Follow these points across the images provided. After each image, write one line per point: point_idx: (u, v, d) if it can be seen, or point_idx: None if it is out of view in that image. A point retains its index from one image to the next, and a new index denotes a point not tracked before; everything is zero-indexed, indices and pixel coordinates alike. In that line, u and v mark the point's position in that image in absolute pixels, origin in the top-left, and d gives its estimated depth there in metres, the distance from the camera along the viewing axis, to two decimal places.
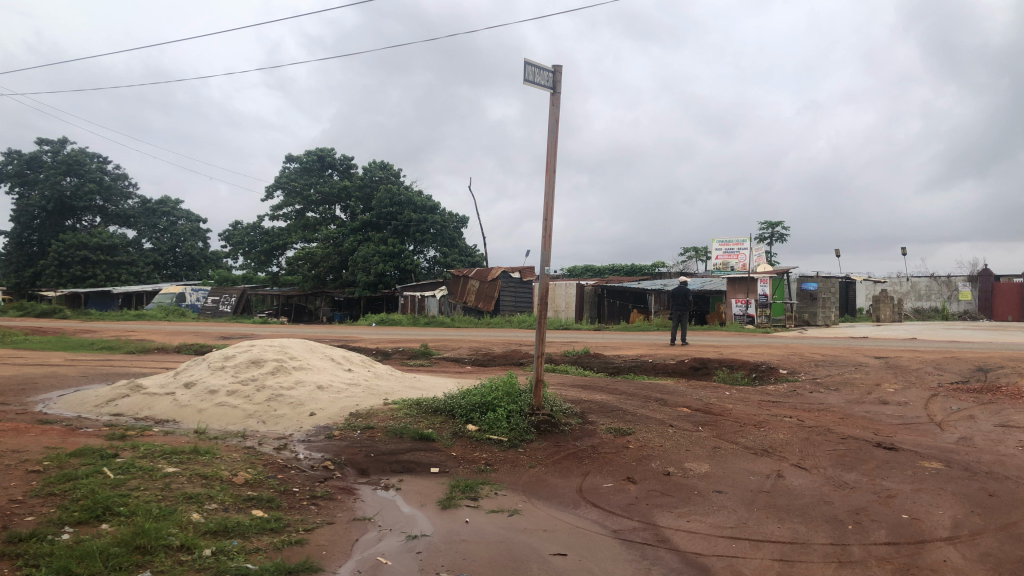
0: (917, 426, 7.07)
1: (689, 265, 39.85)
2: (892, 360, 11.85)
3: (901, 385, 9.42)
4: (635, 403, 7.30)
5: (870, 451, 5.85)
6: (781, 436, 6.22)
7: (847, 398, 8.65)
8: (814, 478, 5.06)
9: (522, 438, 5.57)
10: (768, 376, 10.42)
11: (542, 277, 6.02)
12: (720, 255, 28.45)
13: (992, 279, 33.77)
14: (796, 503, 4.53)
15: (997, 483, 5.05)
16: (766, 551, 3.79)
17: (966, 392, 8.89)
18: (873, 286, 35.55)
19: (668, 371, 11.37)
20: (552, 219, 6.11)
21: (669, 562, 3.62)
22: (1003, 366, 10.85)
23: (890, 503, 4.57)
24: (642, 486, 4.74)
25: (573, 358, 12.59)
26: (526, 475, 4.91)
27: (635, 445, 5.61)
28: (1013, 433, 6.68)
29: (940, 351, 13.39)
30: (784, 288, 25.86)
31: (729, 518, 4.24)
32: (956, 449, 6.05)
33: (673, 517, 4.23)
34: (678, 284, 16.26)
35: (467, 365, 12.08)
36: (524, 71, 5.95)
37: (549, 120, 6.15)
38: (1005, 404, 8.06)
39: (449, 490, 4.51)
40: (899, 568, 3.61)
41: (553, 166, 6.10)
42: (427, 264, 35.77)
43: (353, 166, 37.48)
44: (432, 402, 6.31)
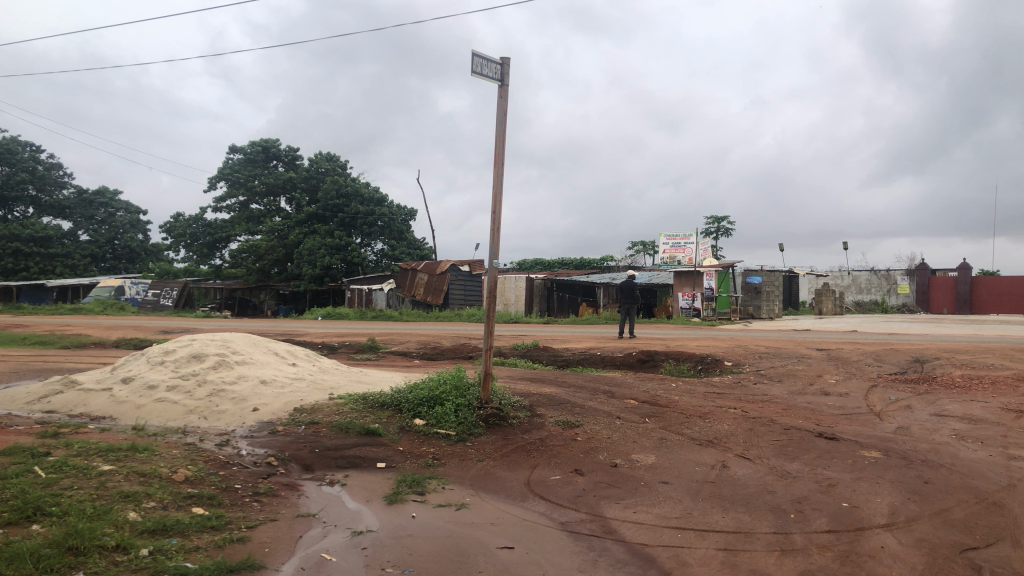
0: (857, 417, 7.24)
1: (638, 259, 40.23)
2: (833, 351, 12.13)
3: (842, 376, 9.66)
4: (584, 395, 7.34)
5: (812, 441, 5.97)
6: (726, 427, 6.31)
7: (790, 389, 8.84)
8: (757, 468, 5.15)
9: (470, 432, 5.57)
10: (715, 368, 10.54)
11: (490, 270, 5.97)
12: (666, 248, 28.61)
13: (929, 273, 34.96)
14: (740, 493, 4.60)
15: (933, 470, 5.20)
16: (711, 540, 3.84)
17: (904, 383, 9.16)
18: (816, 280, 36.09)
19: (616, 363, 11.45)
20: (500, 213, 6.09)
21: (616, 554, 3.65)
22: (939, 358, 11.19)
23: (831, 491, 4.67)
24: (589, 477, 4.78)
25: (522, 351, 12.61)
26: (474, 469, 4.90)
27: (583, 437, 5.64)
28: (948, 422, 6.90)
29: (879, 343, 13.75)
30: (730, 280, 26.12)
31: (675, 508, 4.29)
32: (894, 438, 6.21)
33: (620, 509, 4.26)
34: (627, 278, 16.39)
35: (415, 359, 12.00)
36: (472, 62, 5.91)
37: (497, 112, 6.13)
38: (941, 394, 8.31)
39: (396, 485, 4.48)
40: (839, 555, 3.69)
41: (502, 161, 6.09)
42: (375, 257, 35.56)
43: (298, 157, 36.93)
44: (378, 396, 6.27)
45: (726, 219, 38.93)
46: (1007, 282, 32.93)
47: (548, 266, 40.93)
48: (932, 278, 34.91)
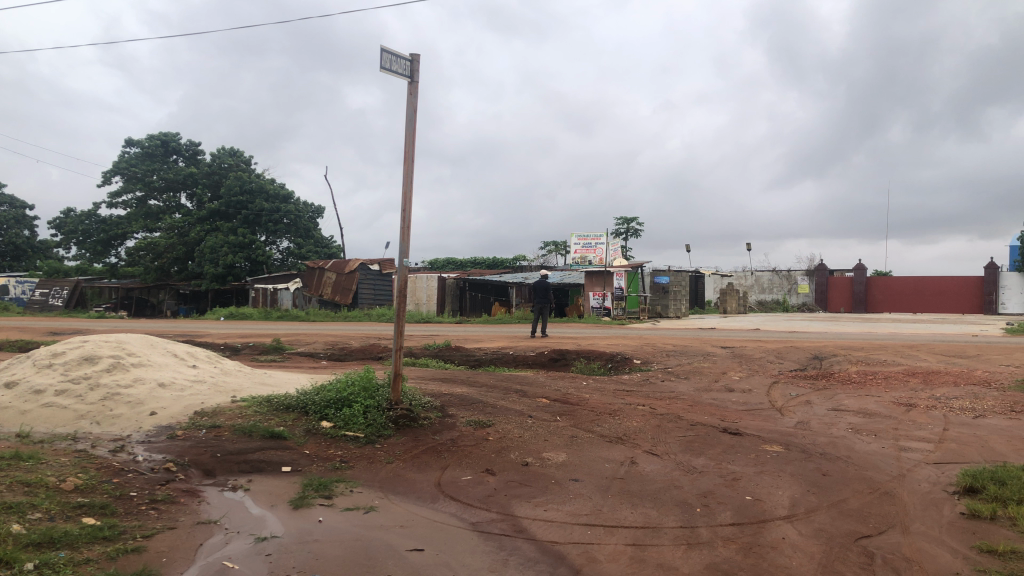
0: (760, 412, 7.47)
1: (550, 259, 40.63)
2: (736, 349, 12.50)
3: (745, 373, 9.96)
4: (495, 395, 7.35)
5: (718, 437, 6.13)
6: (634, 424, 6.42)
7: (696, 385, 9.06)
8: (665, 464, 5.26)
9: (379, 434, 5.50)
10: (625, 366, 10.72)
11: (401, 268, 5.90)
12: (577, 249, 28.89)
13: (827, 273, 36.36)
14: (648, 489, 4.69)
15: (831, 463, 5.40)
16: (620, 536, 3.89)
17: (803, 379, 9.52)
18: (721, 279, 37.25)
19: (528, 362, 11.51)
20: (410, 210, 6.04)
21: (527, 552, 3.66)
22: (836, 355, 11.65)
23: (735, 485, 4.80)
24: (501, 477, 4.78)
25: (433, 351, 12.51)
26: (383, 471, 4.84)
27: (494, 437, 5.64)
28: (843, 416, 7.21)
29: (781, 341, 14.22)
30: (637, 279, 26.62)
31: (585, 505, 4.33)
32: (794, 433, 6.43)
33: (531, 507, 4.28)
34: (539, 278, 16.50)
35: (323, 360, 11.79)
36: (381, 57, 5.83)
37: (407, 109, 6.08)
38: (837, 390, 8.66)
39: (301, 489, 4.39)
40: (742, 547, 3.79)
41: (412, 157, 6.04)
42: (280, 255, 35.01)
43: (200, 152, 35.79)
44: (283, 398, 6.13)
45: (634, 220, 39.71)
46: (898, 282, 34.58)
47: (460, 266, 40.87)
48: (830, 278, 36.31)
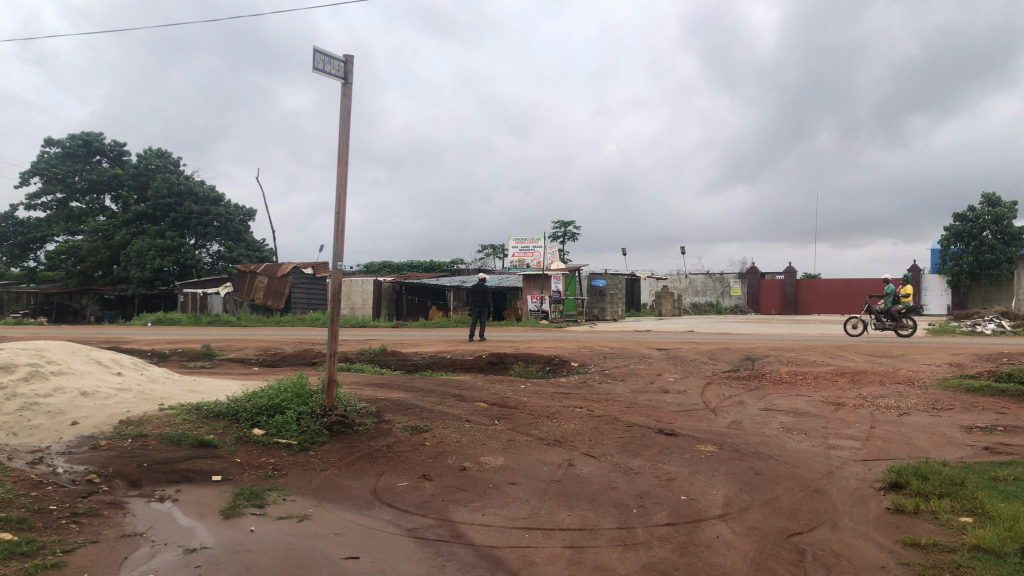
0: (695, 413, 7.58)
1: (488, 263, 40.64)
2: (671, 351, 12.68)
3: (680, 375, 10.10)
4: (431, 400, 7.31)
5: (653, 437, 6.20)
6: (572, 426, 6.46)
7: (633, 387, 9.16)
8: (602, 466, 5.30)
9: (313, 441, 5.42)
10: (562, 369, 10.76)
11: (335, 272, 5.81)
12: (515, 252, 29.02)
13: (758, 276, 37.19)
14: (585, 491, 4.72)
15: (763, 462, 5.51)
16: (557, 539, 3.90)
17: (736, 379, 9.71)
18: (656, 282, 37.74)
19: (466, 367, 11.44)
20: (344, 213, 5.96)
21: (464, 557, 3.64)
22: (767, 356, 11.91)
23: (671, 485, 4.87)
24: (438, 482, 4.75)
25: (369, 356, 12.36)
26: (317, 478, 4.77)
27: (431, 442, 5.60)
28: (774, 416, 7.39)
29: (714, 343, 14.47)
30: (575, 284, 26.89)
31: (523, 508, 4.33)
32: (727, 433, 6.55)
33: (468, 512, 4.26)
34: (478, 282, 16.46)
35: (255, 366, 11.59)
36: (314, 58, 5.74)
37: (340, 111, 6.00)
38: (769, 390, 8.85)
39: (232, 498, 4.29)
40: (678, 547, 3.83)
41: (346, 160, 5.96)
42: (210, 259, 34.38)
43: (124, 153, 34.83)
44: (213, 406, 5.99)
45: (572, 223, 40.05)
46: (827, 285, 35.56)
47: (396, 270, 40.61)
48: (761, 281, 37.15)
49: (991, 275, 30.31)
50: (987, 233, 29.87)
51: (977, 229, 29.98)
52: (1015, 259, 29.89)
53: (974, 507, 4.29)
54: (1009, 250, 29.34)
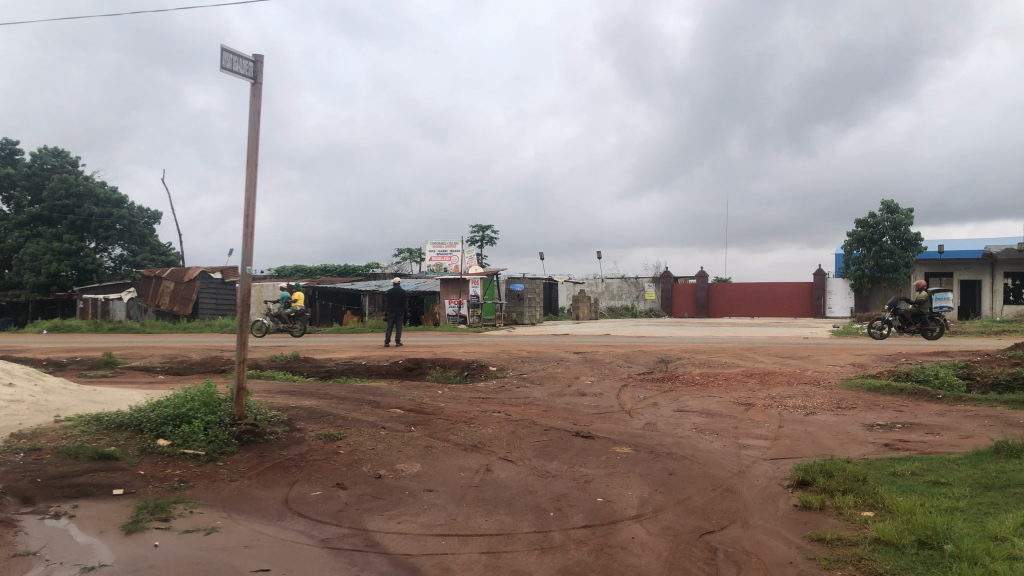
0: (611, 415, 7.69)
1: (404, 267, 40.43)
2: (588, 354, 12.83)
3: (596, 377, 10.23)
4: (346, 407, 7.19)
5: (570, 441, 6.25)
6: (490, 431, 6.45)
7: (550, 391, 9.22)
8: (519, 470, 5.31)
9: (222, 450, 5.27)
10: (480, 373, 10.76)
11: (244, 276, 5.66)
12: (432, 256, 28.80)
13: (672, 280, 38.02)
14: (502, 495, 4.72)
15: (677, 463, 5.61)
16: (474, 545, 3.89)
17: (651, 382, 9.86)
18: (572, 287, 38.18)
19: (382, 372, 11.30)
20: (254, 217, 5.82)
21: (379, 566, 3.59)
22: (682, 357, 12.19)
23: (587, 488, 4.91)
24: (352, 490, 4.67)
25: (281, 363, 12.11)
26: (225, 489, 4.63)
27: (345, 450, 5.51)
28: (688, 416, 7.55)
29: (630, 345, 14.72)
30: (494, 289, 26.96)
31: (439, 515, 4.30)
32: (643, 434, 6.66)
33: (384, 520, 4.20)
34: (394, 286, 16.34)
35: (159, 375, 11.20)
36: (222, 57, 5.58)
37: (249, 112, 5.86)
38: (682, 392, 9.03)
39: (134, 512, 4.13)
40: (594, 549, 3.87)
41: (255, 162, 5.83)
42: (111, 263, 33.14)
43: (17, 152, 33.28)
44: (114, 416, 5.75)
45: (490, 227, 40.25)
46: (736, 288, 36.70)
47: (310, 274, 39.92)
48: (674, 284, 37.96)
49: (890, 279, 31.67)
50: (887, 238, 31.19)
51: (877, 235, 31.29)
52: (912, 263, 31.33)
53: (874, 502, 4.46)
54: (907, 254, 30.74)
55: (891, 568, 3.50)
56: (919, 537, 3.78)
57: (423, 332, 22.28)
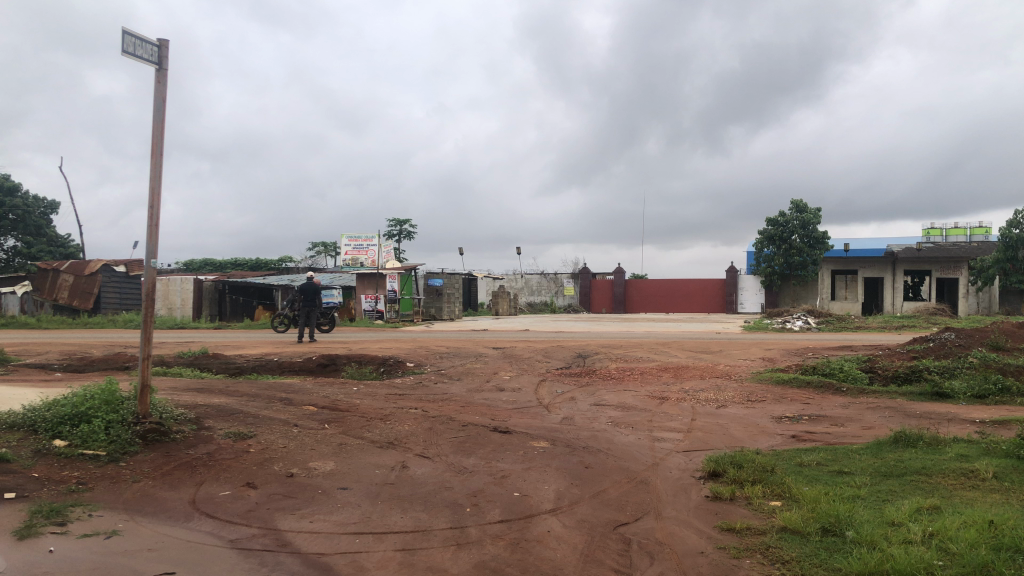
0: (528, 410, 7.73)
1: (320, 261, 39.83)
2: (507, 349, 12.86)
3: (515, 372, 10.28)
4: (257, 404, 7.01)
5: (487, 436, 6.24)
6: (406, 427, 6.40)
7: (468, 386, 9.22)
8: (436, 466, 5.28)
9: (124, 451, 5.08)
10: (397, 369, 10.67)
11: (149, 270, 5.47)
12: (348, 250, 28.38)
13: (590, 276, 38.52)
14: (418, 492, 4.68)
15: (592, 456, 5.68)
16: (389, 542, 3.85)
17: (568, 376, 9.96)
18: (491, 282, 38.27)
19: (295, 369, 11.09)
20: (159, 207, 5.62)
21: (290, 566, 3.52)
22: (597, 352, 12.32)
23: (504, 482, 4.92)
24: (262, 490, 4.57)
25: (188, 359, 11.77)
26: (128, 491, 4.46)
27: (256, 448, 5.39)
28: (604, 410, 7.64)
29: (547, 341, 14.82)
30: (410, 283, 27.19)
31: (354, 513, 4.25)
32: (560, 428, 6.70)
33: (296, 519, 4.12)
34: (306, 281, 16.07)
35: (58, 372, 10.74)
36: (124, 40, 5.35)
37: (154, 99, 5.65)
38: (598, 386, 9.15)
39: (28, 517, 3.94)
40: (510, 543, 3.88)
41: (160, 150, 5.62)
42: (5, 255, 31.68)
43: None
44: (6, 416, 5.48)
45: (408, 221, 40.01)
46: (652, 285, 37.48)
47: (221, 268, 38.93)
48: (592, 280, 38.49)
49: (799, 276, 32.74)
50: (796, 237, 32.24)
51: (787, 233, 32.28)
52: (819, 261, 32.41)
53: (782, 491, 4.61)
54: (814, 252, 31.81)
55: (797, 555, 3.61)
56: (822, 525, 3.91)
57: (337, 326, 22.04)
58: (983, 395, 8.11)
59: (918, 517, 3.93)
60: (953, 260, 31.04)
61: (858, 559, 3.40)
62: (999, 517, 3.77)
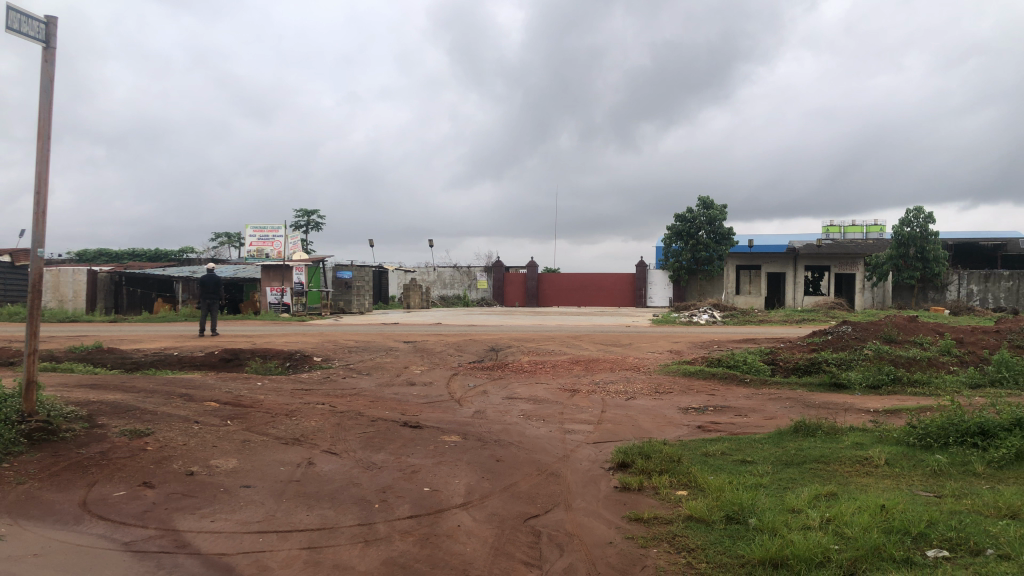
0: (439, 404, 7.68)
1: (224, 252, 38.73)
2: (418, 343, 12.77)
3: (426, 366, 10.21)
4: (155, 400, 6.75)
5: (397, 431, 6.18)
6: (312, 423, 6.28)
7: (378, 380, 9.12)
8: (343, 462, 5.19)
9: (8, 450, 4.82)
10: (304, 364, 10.46)
11: (35, 259, 5.20)
12: (252, 241, 27.64)
13: (503, 270, 38.59)
14: (325, 489, 4.59)
15: (503, 449, 5.69)
16: (294, 541, 3.76)
17: (480, 370, 9.95)
18: (403, 275, 38.30)
19: (196, 363, 10.74)
20: (46, 194, 5.35)
21: (189, 568, 3.40)
22: (509, 346, 12.35)
23: (414, 477, 4.88)
24: (160, 489, 4.40)
25: (80, 354, 11.27)
26: (12, 494, 4.23)
27: (154, 446, 5.19)
28: (516, 404, 7.65)
29: (458, 334, 14.79)
30: (320, 276, 27.01)
31: (257, 512, 4.13)
32: (471, 422, 6.69)
33: (196, 519, 3.99)
34: (208, 272, 15.60)
35: None
36: (7, 15, 5.06)
37: (41, 79, 5.37)
38: (510, 379, 9.19)
39: None
40: (419, 539, 3.84)
41: (48, 134, 5.35)
42: None
43: None
44: None
45: (316, 212, 39.35)
46: (565, 279, 37.86)
47: (117, 259, 37.40)
48: (505, 274, 38.60)
49: (705, 270, 34.02)
50: (702, 233, 33.48)
51: (694, 229, 33.53)
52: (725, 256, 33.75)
53: (688, 481, 4.71)
54: (721, 247, 33.10)
55: (702, 543, 3.70)
56: (727, 512, 4.02)
57: (242, 321, 21.44)
58: (877, 385, 8.49)
59: (817, 503, 4.07)
60: (850, 255, 31.83)
61: (760, 546, 3.50)
62: (889, 501, 3.94)
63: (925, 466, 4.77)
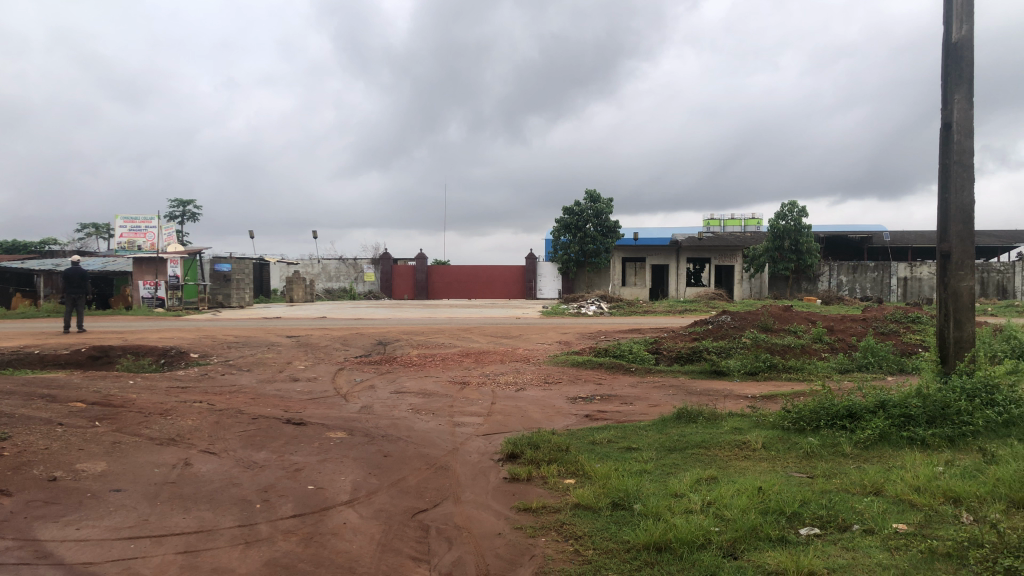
0: (325, 400, 7.54)
1: (91, 244, 36.80)
2: (301, 338, 12.48)
3: (310, 361, 9.98)
4: (13, 403, 6.33)
5: (280, 428, 6.01)
6: (189, 422, 6.03)
7: (259, 377, 8.87)
8: (223, 462, 5.01)
9: None
10: (180, 361, 10.06)
11: None
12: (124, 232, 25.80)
13: (391, 262, 38.19)
14: (203, 490, 4.42)
15: (390, 444, 5.61)
16: (168, 546, 3.59)
17: (367, 364, 9.81)
18: (285, 267, 37.28)
19: (61, 362, 10.17)
20: None
21: None
22: (397, 339, 12.26)
23: (298, 476, 4.75)
24: (19, 497, 4.13)
25: None
26: None
27: (11, 451, 4.86)
28: (404, 397, 7.58)
29: (345, 328, 14.55)
30: (196, 270, 26.34)
31: (128, 516, 3.93)
32: (357, 418, 6.57)
33: (59, 527, 3.76)
34: (73, 266, 14.78)
35: None
36: None
37: None
38: (398, 373, 9.10)
39: None
40: (303, 538, 3.74)
41: None
42: None
43: None
44: None
45: (192, 202, 37.89)
46: (453, 271, 37.81)
47: None
48: (393, 266, 38.20)
49: (592, 263, 34.22)
50: (589, 226, 33.61)
51: (581, 223, 33.60)
52: (611, 249, 34.05)
53: (576, 469, 4.77)
54: (607, 240, 33.33)
55: (589, 530, 3.75)
56: (613, 499, 4.09)
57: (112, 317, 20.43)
58: (754, 371, 8.84)
59: (698, 487, 4.19)
60: (730, 248, 33.22)
61: (645, 531, 3.57)
62: (765, 483, 4.09)
63: (798, 449, 5.00)
